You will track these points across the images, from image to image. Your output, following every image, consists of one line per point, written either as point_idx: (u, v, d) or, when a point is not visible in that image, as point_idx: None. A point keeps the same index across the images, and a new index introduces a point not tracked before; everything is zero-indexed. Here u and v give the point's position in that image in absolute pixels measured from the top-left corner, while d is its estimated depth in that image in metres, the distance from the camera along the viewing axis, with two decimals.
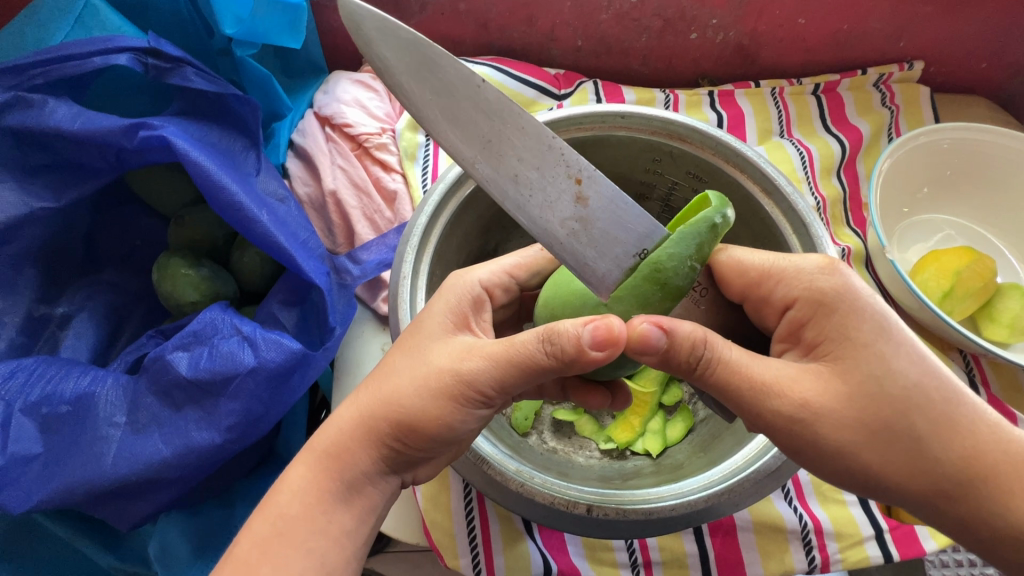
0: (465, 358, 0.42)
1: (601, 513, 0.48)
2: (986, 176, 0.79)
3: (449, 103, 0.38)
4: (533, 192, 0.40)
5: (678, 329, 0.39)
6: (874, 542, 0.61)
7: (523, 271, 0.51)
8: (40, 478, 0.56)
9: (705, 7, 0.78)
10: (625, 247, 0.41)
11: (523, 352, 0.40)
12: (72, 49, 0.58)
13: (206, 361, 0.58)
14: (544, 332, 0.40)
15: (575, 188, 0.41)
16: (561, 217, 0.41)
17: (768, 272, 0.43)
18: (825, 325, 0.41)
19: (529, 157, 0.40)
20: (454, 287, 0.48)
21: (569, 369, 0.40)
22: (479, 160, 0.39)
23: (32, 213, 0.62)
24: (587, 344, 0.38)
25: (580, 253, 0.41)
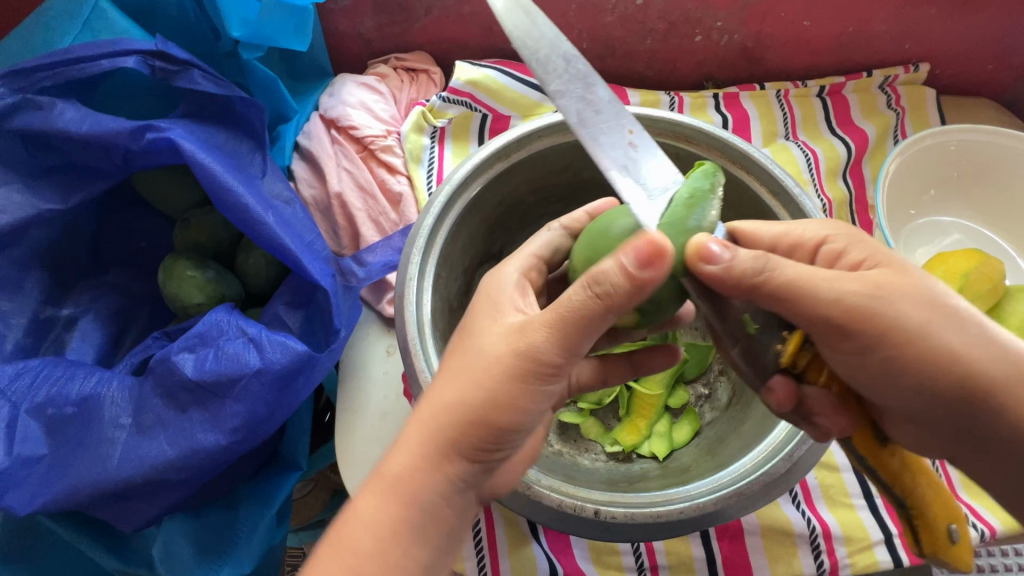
0: (521, 337, 0.41)
1: (608, 516, 0.47)
2: (993, 178, 0.79)
3: (537, 41, 0.43)
4: (595, 126, 0.42)
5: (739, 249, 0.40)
6: (883, 546, 0.61)
7: (547, 250, 0.51)
8: (46, 478, 0.57)
9: (710, 9, 0.78)
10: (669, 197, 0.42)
11: (577, 308, 0.39)
12: (82, 52, 0.59)
13: (211, 363, 0.58)
14: (587, 278, 0.38)
15: (629, 136, 0.43)
16: (614, 154, 0.42)
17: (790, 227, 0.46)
18: (866, 245, 0.43)
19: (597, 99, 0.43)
20: (490, 285, 0.47)
21: (622, 307, 0.38)
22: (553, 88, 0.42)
23: (39, 215, 0.63)
24: (632, 267, 0.37)
25: (630, 188, 0.41)
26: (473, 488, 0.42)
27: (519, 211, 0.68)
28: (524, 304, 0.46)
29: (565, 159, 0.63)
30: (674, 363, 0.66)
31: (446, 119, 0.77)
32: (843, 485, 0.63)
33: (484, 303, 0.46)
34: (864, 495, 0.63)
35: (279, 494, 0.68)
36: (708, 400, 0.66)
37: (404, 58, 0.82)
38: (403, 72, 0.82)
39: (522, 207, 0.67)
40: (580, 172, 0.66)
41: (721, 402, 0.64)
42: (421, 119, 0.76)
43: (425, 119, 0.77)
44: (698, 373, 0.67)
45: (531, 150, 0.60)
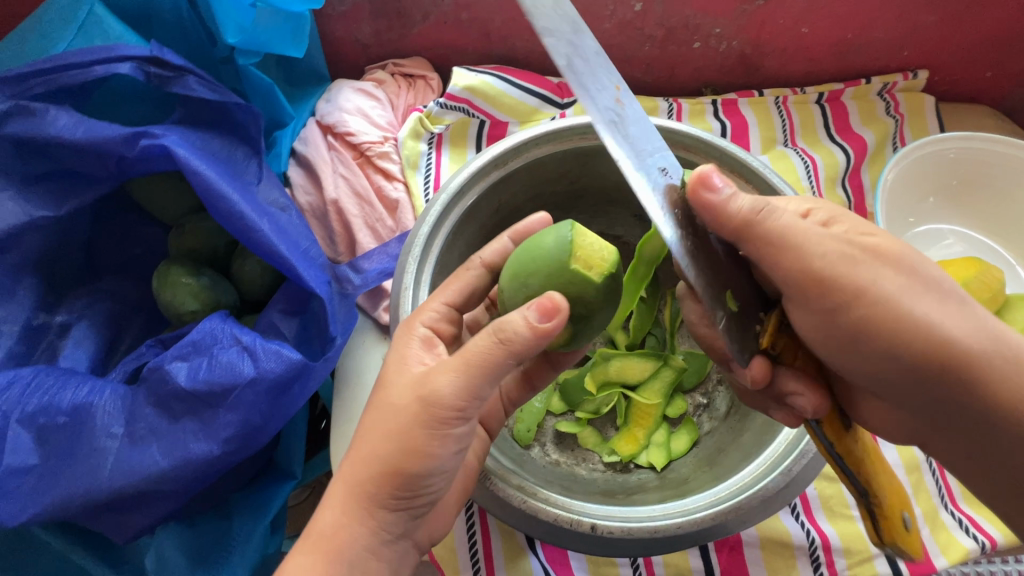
0: (432, 381, 0.41)
1: (607, 531, 0.47)
2: (992, 185, 0.78)
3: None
4: (584, 77, 0.40)
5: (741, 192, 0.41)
6: (883, 559, 0.60)
7: (459, 296, 0.51)
8: (36, 490, 0.56)
9: (708, 16, 0.78)
10: (653, 158, 0.41)
11: (482, 356, 0.40)
12: (75, 59, 0.59)
13: (205, 372, 0.58)
14: (493, 329, 0.40)
15: (618, 91, 0.42)
16: (605, 108, 0.40)
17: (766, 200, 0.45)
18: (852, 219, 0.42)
19: (584, 50, 0.41)
20: (399, 339, 0.47)
21: (520, 355, 0.41)
22: (546, 32, 0.40)
23: (32, 222, 0.62)
24: (535, 320, 0.40)
25: (618, 144, 0.39)
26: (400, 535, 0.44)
27: (516, 219, 0.67)
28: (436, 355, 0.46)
29: (562, 167, 0.63)
30: (672, 372, 0.65)
31: (443, 125, 0.76)
32: (842, 496, 0.62)
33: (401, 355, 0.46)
34: None
35: (273, 503, 0.68)
36: (706, 409, 0.65)
37: (402, 63, 0.82)
38: (400, 78, 0.81)
39: (519, 215, 0.67)
40: (577, 179, 0.65)
41: (719, 411, 0.63)
42: (418, 126, 0.76)
43: (422, 125, 0.76)
44: (696, 382, 0.66)
45: (529, 158, 0.59)
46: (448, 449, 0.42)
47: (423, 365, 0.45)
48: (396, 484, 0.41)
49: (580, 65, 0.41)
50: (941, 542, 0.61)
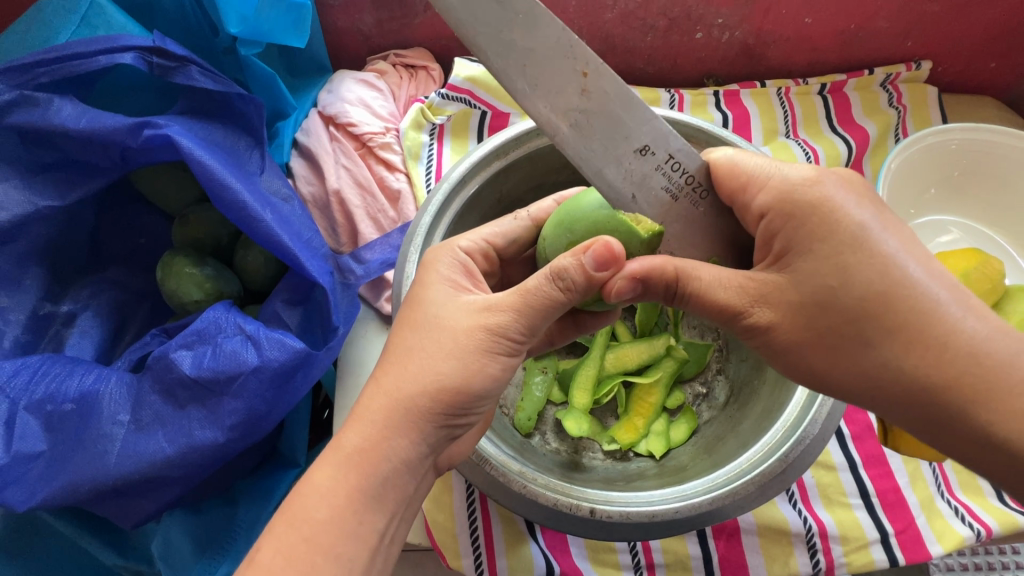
0: (488, 315, 0.43)
1: (605, 516, 0.48)
2: (995, 176, 0.78)
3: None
4: (540, 85, 0.38)
5: (650, 271, 0.41)
6: (879, 546, 0.61)
7: (501, 240, 0.51)
8: (44, 475, 0.57)
9: (711, 6, 0.78)
10: (627, 142, 0.40)
11: (540, 297, 0.42)
12: (79, 49, 0.59)
13: (209, 360, 0.58)
14: (551, 271, 0.41)
15: (582, 83, 0.38)
16: (568, 112, 0.39)
17: (750, 180, 0.40)
18: (795, 234, 0.39)
19: (538, 47, 0.37)
20: (441, 258, 0.48)
21: (578, 298, 0.43)
22: (489, 53, 0.37)
23: (37, 211, 0.63)
24: (591, 268, 0.41)
25: (583, 153, 0.40)
26: (433, 454, 0.45)
27: (517, 210, 0.68)
28: (473, 284, 0.48)
29: (564, 157, 0.63)
30: (674, 363, 0.64)
31: (445, 116, 0.77)
32: (840, 485, 0.63)
33: (435, 276, 0.47)
34: (861, 494, 0.63)
35: (278, 491, 0.69)
36: (706, 399, 0.66)
37: (403, 54, 0.82)
38: (402, 68, 0.82)
39: (521, 205, 0.67)
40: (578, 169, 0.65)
41: (718, 401, 0.64)
42: (420, 117, 0.76)
43: (424, 116, 0.76)
44: (697, 373, 0.67)
45: (529, 148, 0.60)
46: (435, 415, 0.43)
47: (456, 285, 0.47)
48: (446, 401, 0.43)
49: (536, 75, 0.38)
50: (937, 530, 0.61)
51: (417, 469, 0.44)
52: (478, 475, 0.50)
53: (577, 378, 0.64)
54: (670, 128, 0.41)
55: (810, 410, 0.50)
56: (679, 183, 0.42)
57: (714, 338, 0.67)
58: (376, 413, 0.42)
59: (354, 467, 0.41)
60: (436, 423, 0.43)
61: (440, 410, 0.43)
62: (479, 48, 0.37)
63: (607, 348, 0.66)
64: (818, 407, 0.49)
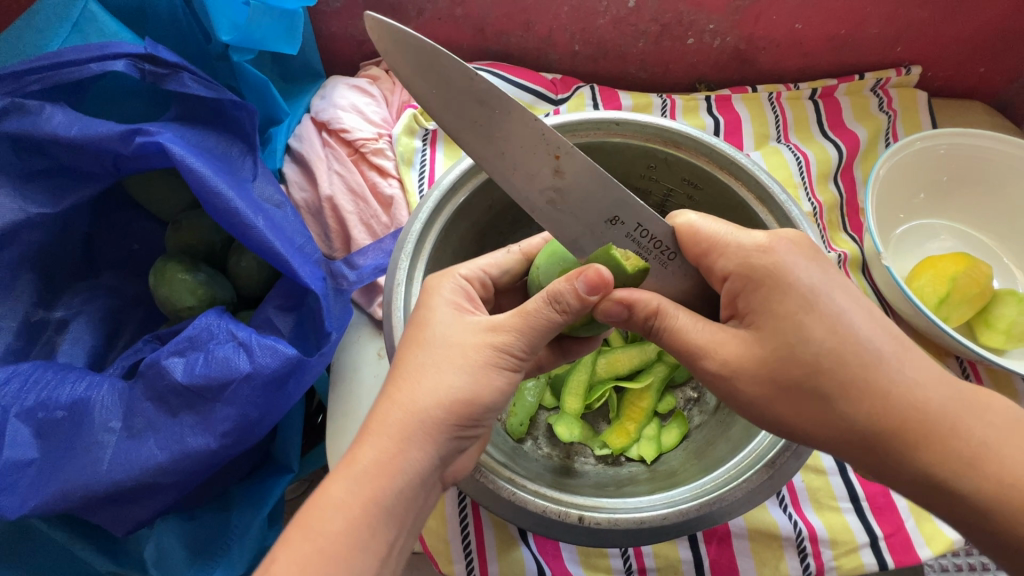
0: (492, 334, 0.44)
1: (594, 522, 0.48)
2: (983, 181, 0.79)
3: (442, 91, 0.39)
4: (517, 168, 0.41)
5: (636, 302, 0.42)
6: (869, 549, 0.61)
7: (496, 269, 0.52)
8: (36, 483, 0.57)
9: (703, 12, 0.78)
10: (599, 215, 0.43)
11: (539, 319, 0.43)
12: (71, 56, 0.59)
13: (202, 367, 0.58)
14: (549, 295, 0.42)
15: (555, 164, 0.41)
16: (542, 189, 0.42)
17: (714, 245, 0.42)
18: (753, 298, 0.40)
19: (513, 134, 0.40)
20: (441, 283, 0.48)
21: (574, 319, 0.43)
22: (468, 142, 0.40)
23: (29, 218, 0.62)
24: (584, 292, 0.41)
25: (556, 223, 0.43)
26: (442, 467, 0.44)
27: (510, 215, 0.68)
28: (474, 307, 0.48)
29: None
30: (665, 368, 0.65)
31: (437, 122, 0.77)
32: (830, 489, 0.63)
33: (438, 300, 0.47)
34: (851, 497, 0.63)
35: (271, 496, 0.69)
36: (697, 403, 0.66)
37: None
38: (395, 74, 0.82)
39: (513, 211, 0.67)
40: None
41: (709, 405, 0.64)
42: (412, 123, 0.77)
43: (416, 121, 0.77)
44: (687, 377, 0.67)
45: None
46: (428, 417, 0.42)
47: (461, 309, 0.47)
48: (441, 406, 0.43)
49: (514, 160, 0.41)
50: (926, 533, 0.62)
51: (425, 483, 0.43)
52: (469, 482, 0.49)
53: (569, 383, 0.64)
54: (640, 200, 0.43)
55: None
56: (648, 248, 0.44)
57: None
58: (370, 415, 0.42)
59: (345, 469, 0.41)
60: (449, 435, 0.43)
61: (432, 421, 0.42)
62: (462, 141, 0.40)
63: (599, 353, 0.66)
64: None
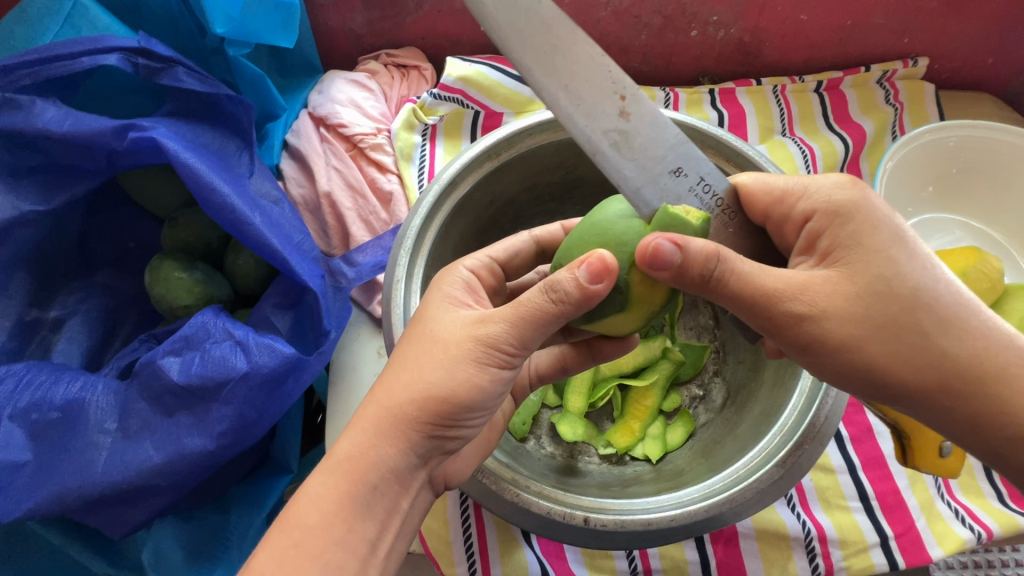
0: (481, 326, 0.41)
1: (599, 524, 0.47)
2: (993, 174, 0.78)
3: (510, 14, 0.37)
4: (580, 102, 0.39)
5: (692, 244, 0.37)
6: (879, 549, 0.60)
7: (502, 252, 0.52)
8: (30, 485, 0.55)
9: (706, 4, 0.77)
10: (662, 163, 0.40)
11: (532, 308, 0.40)
12: (62, 50, 0.58)
13: (198, 367, 0.57)
14: (545, 283, 0.39)
15: (620, 105, 0.39)
16: (605, 129, 0.39)
17: (788, 191, 0.42)
18: (840, 233, 0.40)
19: (579, 68, 0.38)
20: (449, 279, 0.47)
21: (576, 312, 0.40)
22: (530, 68, 0.38)
23: (21, 216, 0.61)
24: (585, 280, 0.38)
25: (620, 166, 0.39)
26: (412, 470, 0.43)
27: (510, 211, 0.67)
28: (474, 300, 0.46)
29: (559, 156, 0.62)
30: (670, 365, 0.64)
31: (437, 117, 0.76)
32: (839, 488, 0.62)
33: (439, 295, 0.45)
34: (860, 497, 0.62)
35: (270, 498, 0.68)
36: (702, 401, 0.65)
37: (395, 53, 0.81)
38: (394, 68, 0.80)
39: (514, 206, 0.66)
40: (571, 171, 0.64)
41: (715, 403, 0.63)
42: (412, 117, 0.75)
43: (416, 116, 0.75)
44: (693, 375, 0.66)
45: (522, 148, 0.59)
46: (423, 421, 0.41)
47: (468, 307, 0.45)
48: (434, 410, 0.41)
49: (580, 93, 0.39)
50: (937, 533, 0.61)
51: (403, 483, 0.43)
52: (469, 483, 0.49)
53: (572, 382, 0.63)
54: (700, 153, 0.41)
55: (808, 414, 0.49)
56: (711, 204, 0.42)
57: (710, 339, 0.67)
58: (366, 418, 0.41)
59: (340, 470, 0.40)
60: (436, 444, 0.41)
61: (420, 427, 0.41)
62: (524, 65, 0.38)
63: None
64: (815, 411, 0.49)
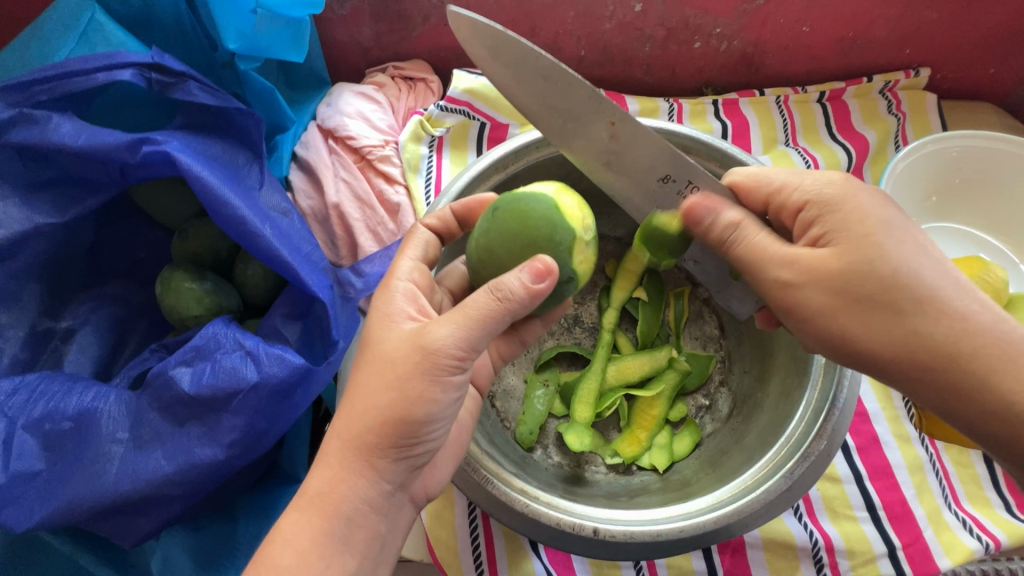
0: (428, 331, 0.41)
1: (609, 535, 0.47)
2: (996, 183, 0.78)
3: (512, 71, 0.46)
4: (575, 134, 0.48)
5: (695, 239, 0.49)
6: (887, 559, 0.60)
7: (422, 250, 0.51)
8: (42, 495, 0.56)
9: (709, 16, 0.78)
10: (651, 173, 0.49)
11: (481, 313, 0.41)
12: (78, 66, 0.59)
13: (209, 377, 0.58)
14: (491, 286, 0.41)
15: (612, 129, 0.47)
16: (598, 152, 0.49)
17: (782, 185, 0.47)
18: (830, 220, 0.43)
19: (573, 106, 0.47)
20: (384, 302, 0.46)
21: (515, 314, 0.42)
22: (534, 111, 0.47)
23: (36, 228, 0.62)
24: (529, 281, 0.41)
25: (612, 180, 0.50)
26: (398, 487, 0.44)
27: None
28: (422, 309, 0.46)
29: (563, 169, 0.62)
30: (676, 374, 0.64)
31: (444, 128, 0.77)
32: (846, 497, 0.62)
33: (383, 315, 0.45)
34: (867, 506, 0.62)
35: (277, 507, 0.68)
36: (709, 411, 0.65)
37: (402, 66, 0.82)
38: (401, 80, 0.82)
39: None
40: (577, 182, 0.65)
41: (722, 412, 0.64)
42: (419, 129, 0.76)
43: (423, 128, 0.76)
44: (699, 384, 0.66)
45: (528, 162, 0.59)
46: None
47: (414, 319, 0.45)
48: None
49: (574, 126, 0.48)
50: (946, 543, 0.61)
51: None
52: (483, 497, 0.49)
53: (579, 392, 0.63)
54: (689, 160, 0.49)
55: (816, 425, 0.49)
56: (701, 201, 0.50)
57: (716, 349, 0.67)
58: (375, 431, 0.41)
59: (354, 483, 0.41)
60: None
61: None
62: (529, 111, 0.47)
63: (609, 360, 0.65)
64: (822, 422, 0.49)
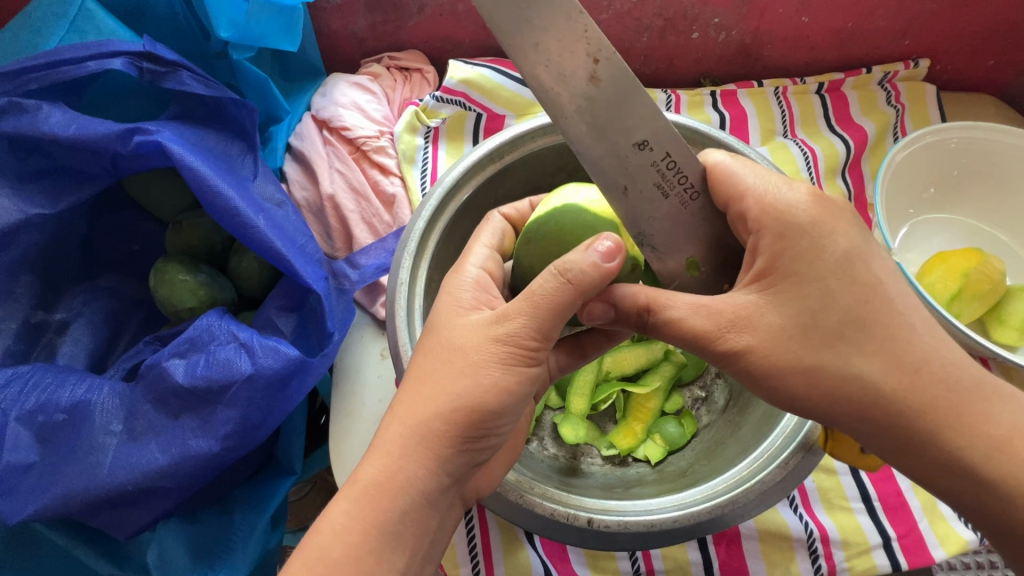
0: (501, 323, 0.42)
1: (603, 525, 0.47)
2: (993, 174, 0.78)
3: None
4: (547, 65, 0.38)
5: (620, 297, 0.43)
6: (881, 550, 0.60)
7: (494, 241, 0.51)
8: (37, 487, 0.56)
9: (706, 6, 0.77)
10: (628, 136, 0.40)
11: (550, 296, 0.41)
12: (68, 55, 0.58)
13: (203, 369, 0.58)
14: (558, 267, 0.41)
15: (592, 68, 0.39)
16: (573, 93, 0.39)
17: (746, 191, 0.42)
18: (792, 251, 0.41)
19: (550, 27, 0.38)
20: (459, 286, 0.46)
21: (585, 296, 0.41)
22: (501, 23, 0.37)
23: (28, 219, 0.61)
24: (600, 261, 0.41)
25: (582, 136, 0.40)
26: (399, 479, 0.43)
27: None
28: (491, 299, 0.46)
29: (559, 160, 0.62)
30: (672, 367, 0.64)
31: (439, 119, 0.76)
32: (841, 489, 0.62)
33: (451, 303, 0.45)
34: (862, 498, 0.62)
35: (273, 499, 0.68)
36: (704, 403, 0.65)
37: (397, 56, 0.81)
38: (396, 71, 0.81)
39: None
40: (573, 173, 0.64)
41: (718, 404, 0.64)
42: (414, 120, 0.76)
43: (418, 119, 0.76)
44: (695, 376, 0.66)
45: (524, 151, 0.59)
46: (428, 428, 0.41)
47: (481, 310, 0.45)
48: (439, 418, 0.41)
49: (546, 55, 0.38)
50: (940, 534, 0.61)
51: (438, 503, 0.42)
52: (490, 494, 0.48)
53: (575, 384, 0.63)
54: (671, 127, 0.41)
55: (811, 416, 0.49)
56: (675, 182, 0.43)
57: None
58: None
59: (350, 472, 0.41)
60: (453, 449, 0.41)
61: (427, 437, 0.41)
62: (496, 21, 0.37)
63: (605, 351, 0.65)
64: None
